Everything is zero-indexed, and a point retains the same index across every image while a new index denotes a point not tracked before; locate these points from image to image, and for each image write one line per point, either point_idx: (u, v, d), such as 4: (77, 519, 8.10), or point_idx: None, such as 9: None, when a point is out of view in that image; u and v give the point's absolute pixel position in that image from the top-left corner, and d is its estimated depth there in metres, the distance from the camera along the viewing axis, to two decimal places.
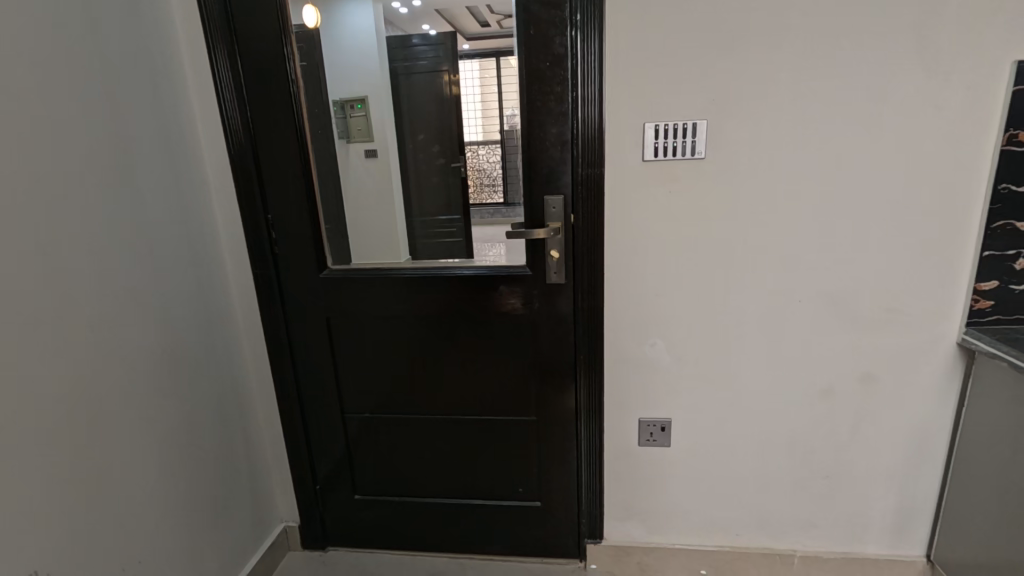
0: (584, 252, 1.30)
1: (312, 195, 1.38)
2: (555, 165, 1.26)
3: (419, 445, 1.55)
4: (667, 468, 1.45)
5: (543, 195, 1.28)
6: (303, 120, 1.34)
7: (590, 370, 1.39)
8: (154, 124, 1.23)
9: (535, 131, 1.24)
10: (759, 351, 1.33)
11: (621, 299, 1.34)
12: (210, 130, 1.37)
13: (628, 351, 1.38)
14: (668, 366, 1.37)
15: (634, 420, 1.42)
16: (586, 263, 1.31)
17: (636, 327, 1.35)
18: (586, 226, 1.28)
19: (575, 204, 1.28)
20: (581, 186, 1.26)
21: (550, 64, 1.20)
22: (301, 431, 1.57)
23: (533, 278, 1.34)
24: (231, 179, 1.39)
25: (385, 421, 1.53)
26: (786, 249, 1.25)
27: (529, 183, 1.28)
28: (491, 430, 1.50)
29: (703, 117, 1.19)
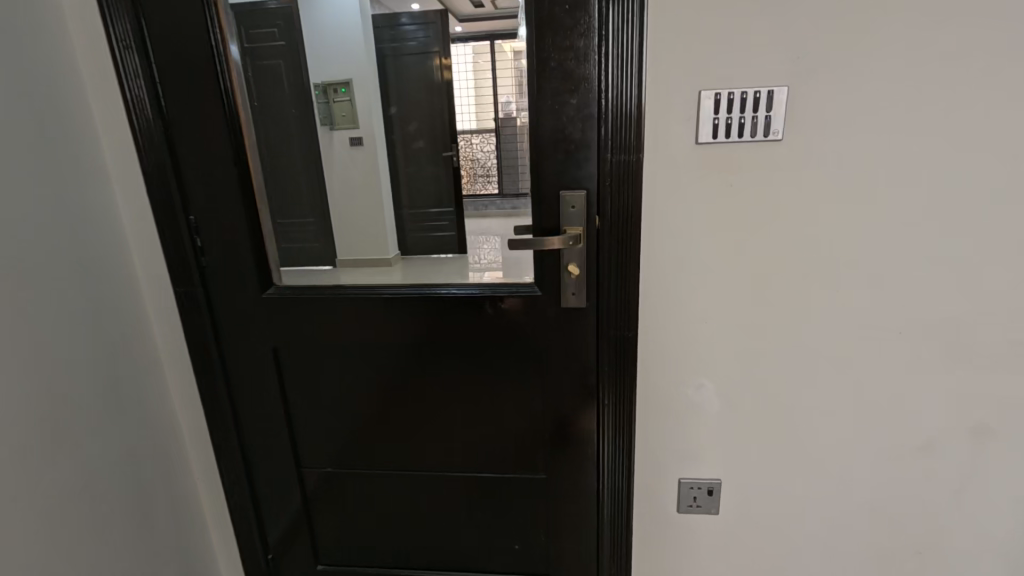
0: (613, 265, 0.97)
1: (249, 187, 1.03)
2: (575, 148, 0.92)
3: (396, 506, 1.22)
4: (710, 539, 1.13)
5: (559, 190, 0.95)
6: (232, 84, 0.98)
7: (617, 418, 1.07)
8: (16, 83, 0.85)
9: (550, 101, 0.91)
10: (839, 395, 1.01)
11: (658, 327, 1.02)
12: (107, 97, 1.00)
13: (666, 395, 1.06)
14: (717, 413, 1.05)
15: (672, 479, 1.11)
16: (614, 280, 0.98)
17: (677, 363, 1.03)
18: (615, 231, 0.95)
19: (602, 202, 0.94)
20: (610, 177, 0.93)
21: (570, 6, 0.86)
22: (247, 488, 1.24)
23: (542, 299, 1.01)
24: (138, 165, 1.03)
25: (353, 476, 1.21)
26: (883, 263, 0.93)
27: (537, 174, 0.94)
28: (488, 490, 1.18)
29: (782, 82, 0.86)
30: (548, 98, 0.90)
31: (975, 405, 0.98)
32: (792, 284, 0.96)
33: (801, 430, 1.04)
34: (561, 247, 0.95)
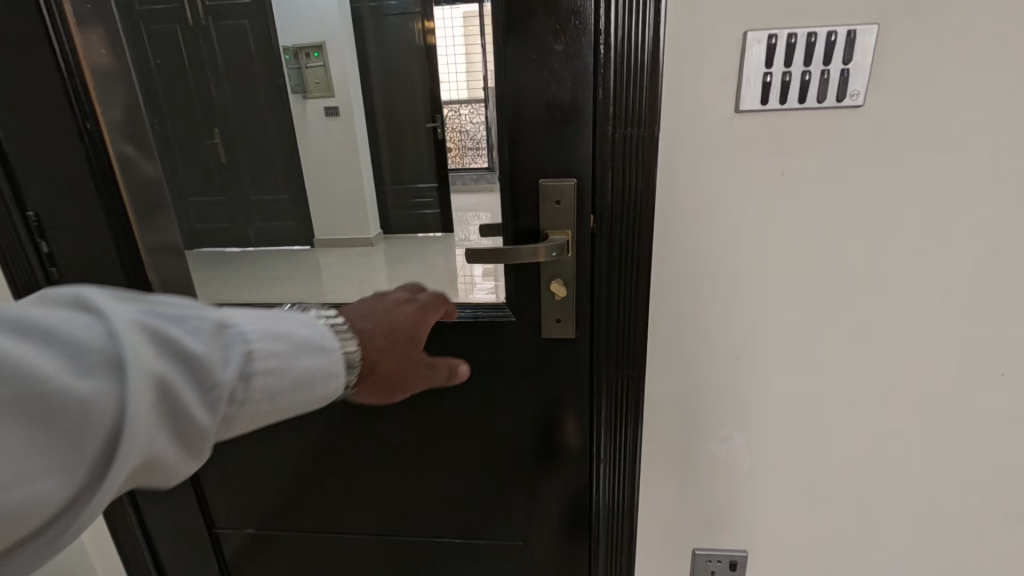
0: (613, 284, 0.71)
1: (108, 177, 0.74)
2: (563, 119, 0.66)
3: (339, 574, 0.98)
4: None
5: (539, 179, 0.68)
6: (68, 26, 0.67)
7: (617, 481, 0.81)
8: None
9: (525, 51, 0.63)
10: (910, 452, 0.77)
11: (673, 364, 0.76)
12: None
13: (681, 450, 0.80)
14: (748, 473, 0.80)
15: (685, 551, 0.87)
16: (613, 303, 0.72)
17: (696, 410, 0.78)
18: (616, 237, 0.68)
19: (599, 197, 0.67)
20: (611, 161, 0.65)
21: None
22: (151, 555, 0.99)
23: (518, 326, 0.76)
24: None
25: (282, 539, 0.96)
26: (989, 283, 0.67)
27: (512, 154, 0.68)
28: (451, 559, 0.93)
29: (870, 20, 0.58)
30: (525, 48, 0.64)
31: None
32: (858, 310, 0.70)
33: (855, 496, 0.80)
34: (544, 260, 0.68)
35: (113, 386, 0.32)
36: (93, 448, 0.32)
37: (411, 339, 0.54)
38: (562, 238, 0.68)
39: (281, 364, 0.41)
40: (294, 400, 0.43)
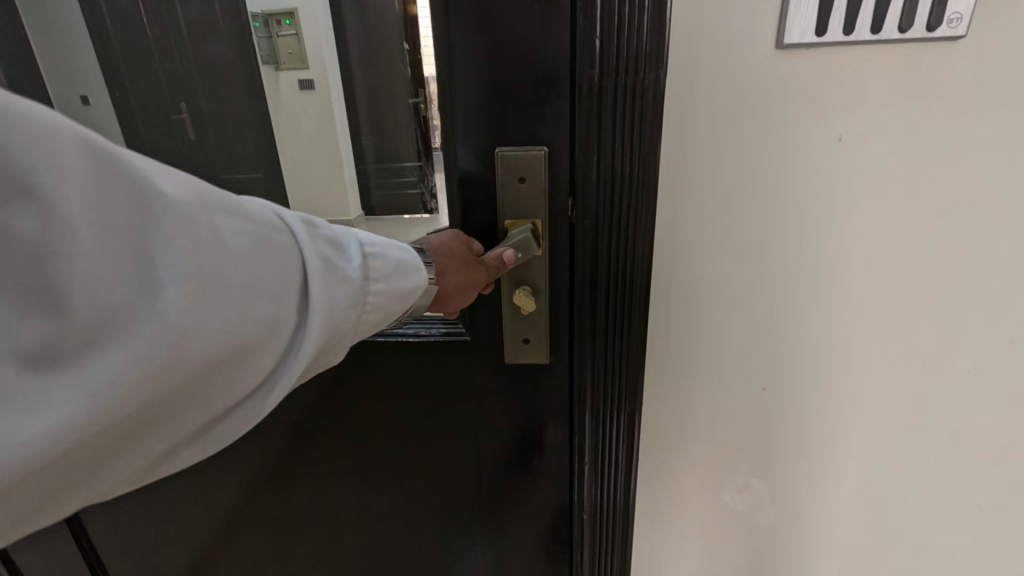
0: (598, 295, 0.52)
1: None
2: (528, 61, 0.47)
3: None
4: None
5: (497, 149, 0.50)
6: None
7: (607, 545, 0.63)
8: None
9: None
10: (973, 505, 0.60)
11: (676, 396, 0.57)
12: None
13: (688, 505, 0.62)
14: (768, 528, 0.63)
15: None
16: (598, 320, 0.53)
17: (704, 452, 0.60)
18: (599, 227, 0.49)
19: (580, 172, 0.49)
20: (594, 119, 0.46)
21: None
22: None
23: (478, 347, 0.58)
24: None
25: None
26: None
27: (456, 114, 0.50)
28: None
29: None
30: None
31: None
32: (926, 325, 0.53)
33: (903, 561, 0.63)
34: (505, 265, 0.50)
35: (289, 246, 0.33)
36: (291, 293, 0.32)
37: (459, 263, 0.47)
38: (527, 233, 0.50)
39: (386, 251, 0.39)
40: (408, 287, 0.39)
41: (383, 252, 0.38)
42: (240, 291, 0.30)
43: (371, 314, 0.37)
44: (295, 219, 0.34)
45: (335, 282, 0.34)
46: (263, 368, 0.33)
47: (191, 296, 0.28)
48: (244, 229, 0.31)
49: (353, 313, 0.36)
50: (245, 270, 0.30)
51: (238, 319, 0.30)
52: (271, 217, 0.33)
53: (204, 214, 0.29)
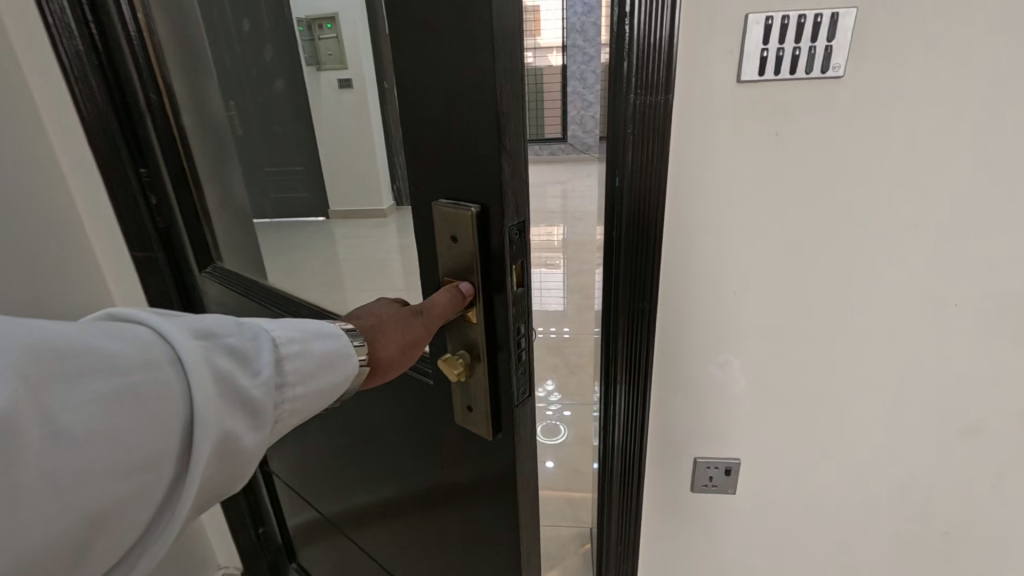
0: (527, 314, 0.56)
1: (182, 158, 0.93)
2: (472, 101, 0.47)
3: None
4: (723, 519, 1.07)
5: (437, 197, 0.54)
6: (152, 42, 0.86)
7: (631, 401, 0.95)
8: None
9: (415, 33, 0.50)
10: (877, 374, 0.90)
11: (678, 299, 0.89)
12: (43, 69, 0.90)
13: (683, 373, 0.95)
14: (741, 390, 0.95)
15: (685, 459, 1.02)
16: (527, 337, 0.57)
17: (698, 338, 0.91)
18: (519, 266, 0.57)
19: (509, 220, 0.51)
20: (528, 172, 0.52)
21: None
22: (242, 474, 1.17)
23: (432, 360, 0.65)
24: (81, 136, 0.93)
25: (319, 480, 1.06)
26: (949, 227, 0.80)
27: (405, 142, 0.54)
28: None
29: (850, 2, 0.70)
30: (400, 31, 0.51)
31: None
32: (840, 250, 0.83)
33: (835, 413, 0.94)
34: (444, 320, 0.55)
35: (171, 390, 0.33)
36: (173, 440, 0.33)
37: (398, 325, 0.50)
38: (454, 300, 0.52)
39: (303, 348, 0.41)
40: (329, 381, 0.42)
41: (288, 352, 0.40)
42: (108, 464, 0.30)
43: (284, 416, 0.40)
44: (178, 352, 0.34)
45: (230, 408, 0.36)
46: (136, 526, 0.33)
47: (31, 505, 0.27)
48: (101, 398, 0.30)
49: (249, 436, 0.37)
50: (114, 447, 0.30)
51: (100, 497, 0.30)
52: (148, 356, 0.33)
53: (38, 403, 0.28)
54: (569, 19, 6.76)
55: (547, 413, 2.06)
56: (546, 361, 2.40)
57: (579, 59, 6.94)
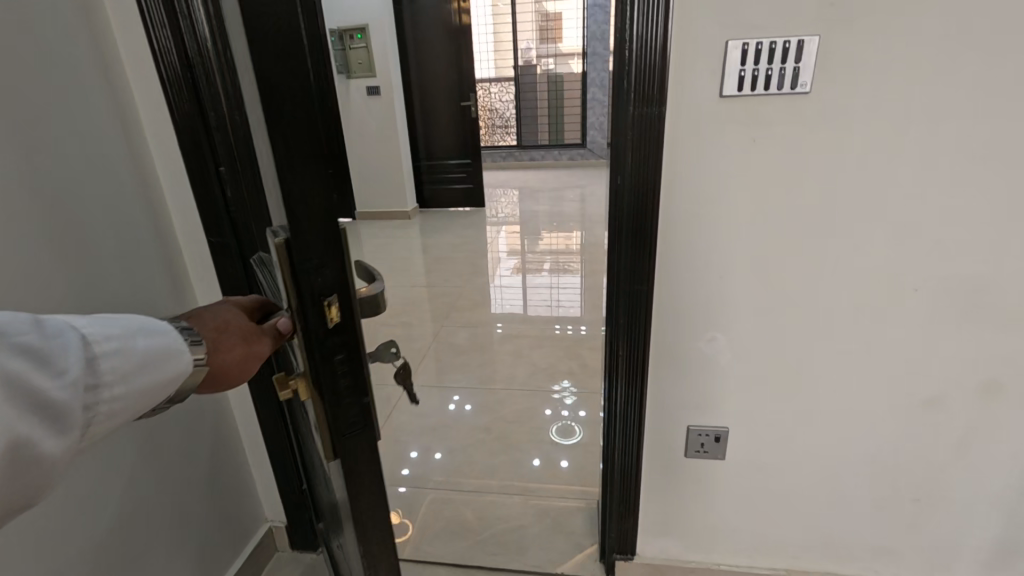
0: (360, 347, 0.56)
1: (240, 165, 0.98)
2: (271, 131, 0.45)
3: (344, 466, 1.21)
4: (714, 483, 1.20)
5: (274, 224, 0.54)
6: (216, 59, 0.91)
7: (631, 373, 1.09)
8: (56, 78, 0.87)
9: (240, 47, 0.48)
10: (847, 352, 1.03)
11: (671, 284, 1.02)
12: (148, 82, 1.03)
13: (677, 348, 1.08)
14: (728, 365, 1.08)
15: (680, 427, 1.15)
16: (354, 368, 0.56)
17: (689, 318, 1.05)
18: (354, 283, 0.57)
19: (306, 255, 0.49)
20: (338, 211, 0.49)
21: None
22: (285, 437, 1.33)
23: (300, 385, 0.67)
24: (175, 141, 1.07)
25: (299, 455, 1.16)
26: (905, 222, 0.93)
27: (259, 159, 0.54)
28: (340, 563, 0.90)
29: (814, 32, 0.83)
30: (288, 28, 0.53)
31: (984, 363, 1.00)
32: (813, 241, 0.96)
33: (811, 386, 1.07)
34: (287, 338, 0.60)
35: None
36: None
37: (240, 338, 0.54)
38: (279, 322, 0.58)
39: (120, 348, 0.44)
40: (155, 381, 0.46)
41: (101, 353, 0.43)
42: None
43: (95, 415, 0.43)
44: None
45: (26, 412, 0.38)
46: None
47: None
48: None
49: (46, 438, 0.40)
50: None
51: None
52: None
53: None
54: (589, 28, 6.90)
55: (564, 414, 2.10)
56: (560, 356, 2.54)
57: (599, 67, 7.08)
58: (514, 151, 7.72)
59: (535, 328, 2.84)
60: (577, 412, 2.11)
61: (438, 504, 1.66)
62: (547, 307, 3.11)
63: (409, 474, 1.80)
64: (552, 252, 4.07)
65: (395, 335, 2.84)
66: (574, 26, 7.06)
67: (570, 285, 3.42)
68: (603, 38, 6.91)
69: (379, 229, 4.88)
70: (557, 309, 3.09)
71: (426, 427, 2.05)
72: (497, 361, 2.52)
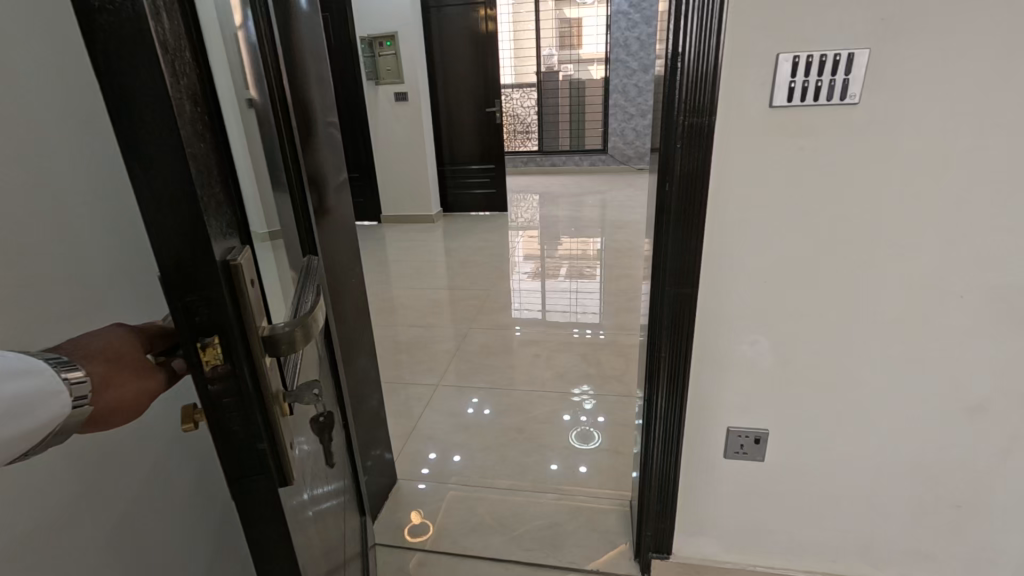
0: (260, 386, 0.50)
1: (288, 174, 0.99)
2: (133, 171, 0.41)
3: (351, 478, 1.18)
4: (751, 484, 1.22)
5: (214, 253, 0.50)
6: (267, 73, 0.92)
7: (674, 375, 1.12)
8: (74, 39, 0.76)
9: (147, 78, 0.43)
10: (890, 356, 1.05)
11: (715, 288, 1.05)
12: None
13: (720, 351, 1.10)
14: (769, 368, 1.10)
15: (720, 428, 1.18)
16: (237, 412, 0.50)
17: (733, 322, 1.07)
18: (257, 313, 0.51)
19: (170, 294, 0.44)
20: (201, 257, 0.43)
21: None
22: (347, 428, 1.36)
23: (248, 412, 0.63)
24: None
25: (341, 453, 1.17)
26: (952, 230, 0.94)
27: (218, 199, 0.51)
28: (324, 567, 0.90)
29: (864, 45, 0.86)
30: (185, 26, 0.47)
31: None
32: (859, 248, 0.98)
33: (852, 390, 1.09)
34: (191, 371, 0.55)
35: None
36: None
37: (132, 370, 0.50)
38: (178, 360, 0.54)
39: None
40: (46, 418, 0.44)
41: None
42: None
43: None
44: None
45: None
46: None
47: None
48: None
49: None
50: None
51: None
52: None
53: None
54: (610, 35, 6.93)
55: (583, 420, 2.10)
56: (583, 359, 2.57)
57: (620, 73, 7.10)
58: (534, 156, 7.78)
59: (558, 332, 2.87)
60: (595, 418, 2.11)
61: (472, 501, 1.70)
62: (567, 312, 3.14)
63: (429, 472, 1.85)
64: (571, 257, 4.10)
65: (421, 336, 2.90)
66: (595, 33, 7.10)
67: (591, 290, 3.45)
68: (625, 44, 6.93)
69: (401, 232, 4.96)
70: (575, 315, 3.11)
71: (455, 427, 2.09)
72: (523, 363, 2.56)
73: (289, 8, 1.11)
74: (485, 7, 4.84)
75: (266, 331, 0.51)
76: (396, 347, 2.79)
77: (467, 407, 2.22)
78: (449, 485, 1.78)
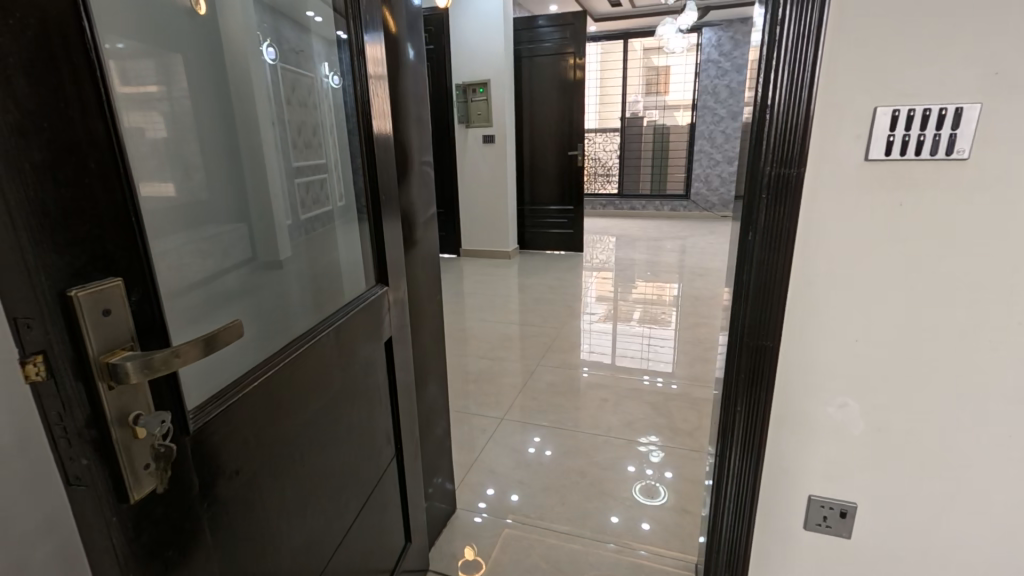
0: (95, 410, 0.47)
1: (296, 202, 0.98)
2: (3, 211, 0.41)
3: (365, 489, 1.10)
4: (838, 563, 1.12)
5: (116, 279, 0.49)
6: (283, 116, 0.95)
7: (749, 431, 1.05)
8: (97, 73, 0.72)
9: (64, 126, 0.44)
10: (1008, 434, 0.94)
11: (800, 342, 1.00)
12: (250, 46, 0.86)
13: (806, 411, 1.04)
14: (861, 435, 1.02)
15: (801, 497, 1.09)
16: (75, 427, 0.47)
17: (818, 381, 1.01)
18: (213, 289, 0.75)
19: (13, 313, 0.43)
20: (36, 289, 0.43)
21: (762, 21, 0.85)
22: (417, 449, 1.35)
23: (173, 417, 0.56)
24: (250, 102, 0.87)
25: (374, 457, 1.13)
26: None
27: (115, 241, 0.48)
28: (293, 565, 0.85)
29: (975, 99, 0.82)
30: (199, 69, 0.74)
31: None
32: (969, 314, 0.90)
33: (957, 469, 0.98)
34: (60, 360, 0.45)
35: None
36: None
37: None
38: (64, 369, 0.45)
39: None
40: None
41: None
42: None
43: None
44: None
45: None
46: None
47: None
48: None
49: None
50: None
51: None
52: None
53: None
54: (700, 83, 6.92)
55: (648, 473, 2.02)
56: (652, 409, 2.48)
57: (707, 120, 7.02)
58: (614, 198, 7.80)
59: (627, 377, 2.81)
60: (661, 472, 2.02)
61: (529, 541, 1.68)
62: (638, 357, 3.06)
63: (484, 506, 1.86)
64: (646, 302, 4.02)
65: (488, 370, 2.94)
66: (683, 80, 7.11)
67: (664, 337, 3.35)
68: (714, 92, 6.88)
69: (478, 267, 5.12)
70: (646, 361, 3.02)
71: (515, 464, 2.08)
72: (587, 405, 2.52)
73: (396, 61, 1.25)
74: (575, 57, 5.04)
75: (111, 359, 0.48)
76: (463, 378, 2.85)
77: (528, 445, 2.21)
78: (507, 521, 1.77)
